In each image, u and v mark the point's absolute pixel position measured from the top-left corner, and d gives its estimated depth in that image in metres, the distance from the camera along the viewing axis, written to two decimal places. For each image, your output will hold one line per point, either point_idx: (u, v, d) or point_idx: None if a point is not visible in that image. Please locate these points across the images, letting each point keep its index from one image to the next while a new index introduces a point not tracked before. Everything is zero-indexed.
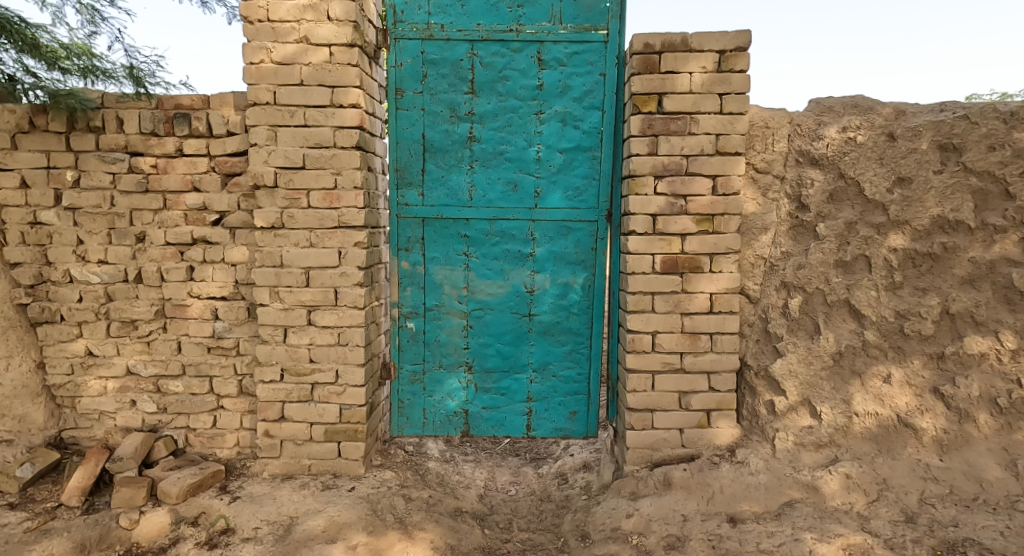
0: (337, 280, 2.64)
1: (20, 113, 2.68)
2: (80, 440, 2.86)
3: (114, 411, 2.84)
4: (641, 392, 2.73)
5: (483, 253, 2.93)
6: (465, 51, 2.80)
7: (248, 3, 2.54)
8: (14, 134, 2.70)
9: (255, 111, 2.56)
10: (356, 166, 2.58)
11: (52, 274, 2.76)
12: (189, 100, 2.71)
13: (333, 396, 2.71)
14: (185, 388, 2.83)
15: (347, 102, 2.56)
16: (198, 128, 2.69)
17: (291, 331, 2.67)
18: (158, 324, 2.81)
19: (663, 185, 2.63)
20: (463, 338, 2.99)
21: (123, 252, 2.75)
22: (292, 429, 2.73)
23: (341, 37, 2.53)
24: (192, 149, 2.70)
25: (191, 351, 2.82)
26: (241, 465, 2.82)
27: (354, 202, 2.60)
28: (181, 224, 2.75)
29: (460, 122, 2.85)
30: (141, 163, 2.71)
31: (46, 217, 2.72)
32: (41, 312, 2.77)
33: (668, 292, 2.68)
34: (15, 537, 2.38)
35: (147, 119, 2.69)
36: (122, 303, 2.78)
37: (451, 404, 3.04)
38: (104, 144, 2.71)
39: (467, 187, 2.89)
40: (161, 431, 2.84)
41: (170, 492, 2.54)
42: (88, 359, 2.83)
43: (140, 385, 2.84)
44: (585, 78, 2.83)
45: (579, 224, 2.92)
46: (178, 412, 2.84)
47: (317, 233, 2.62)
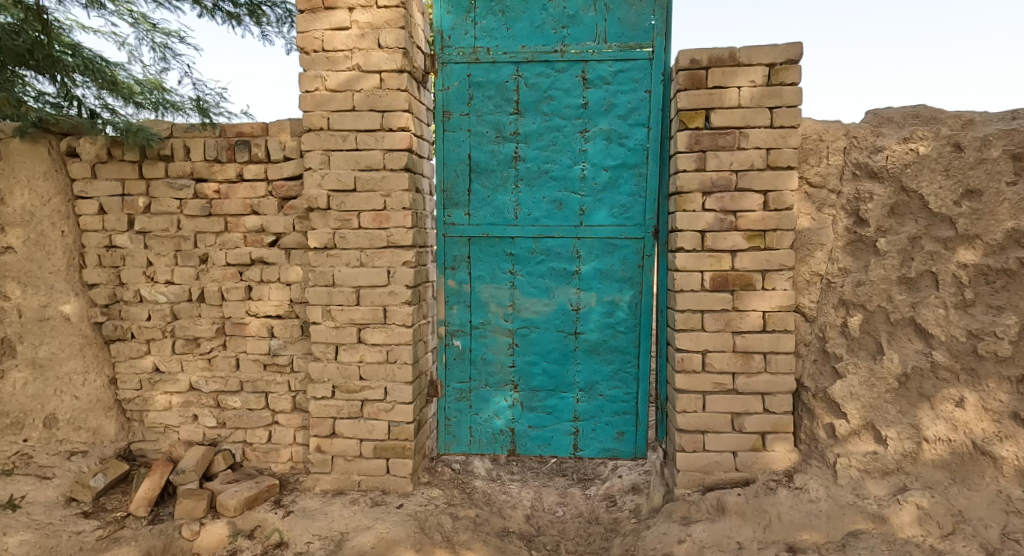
0: (386, 299, 2.70)
1: (99, 144, 2.88)
2: (147, 452, 3.01)
3: (177, 425, 2.98)
4: (692, 413, 2.66)
5: (528, 271, 2.94)
6: (510, 72, 2.85)
7: (305, 35, 2.66)
8: (94, 164, 2.91)
9: (310, 137, 2.68)
10: (404, 187, 2.65)
11: (124, 294, 2.94)
12: (250, 128, 2.86)
13: (381, 412, 2.75)
14: (242, 404, 2.94)
15: (396, 126, 2.64)
16: (257, 154, 2.83)
17: (342, 348, 2.75)
18: (219, 341, 2.94)
19: (712, 201, 2.58)
20: (509, 356, 3.00)
21: (188, 273, 2.90)
22: (343, 445, 2.78)
23: (390, 63, 2.62)
24: (252, 174, 2.84)
25: (248, 368, 2.93)
26: (294, 480, 2.90)
27: (403, 222, 2.67)
28: (241, 246, 2.88)
29: (505, 142, 2.89)
30: (206, 189, 2.87)
31: (120, 241, 2.91)
32: (114, 329, 2.94)
33: (719, 310, 2.61)
34: (88, 544, 2.51)
35: (212, 147, 2.85)
36: (185, 321, 2.93)
37: (497, 423, 3.04)
38: (173, 172, 2.88)
39: (512, 207, 2.92)
40: (220, 445, 2.96)
41: (228, 505, 2.63)
42: (155, 375, 2.98)
43: (201, 400, 2.96)
44: (631, 95, 2.83)
45: (626, 241, 2.90)
46: (236, 427, 2.95)
47: (367, 253, 2.70)
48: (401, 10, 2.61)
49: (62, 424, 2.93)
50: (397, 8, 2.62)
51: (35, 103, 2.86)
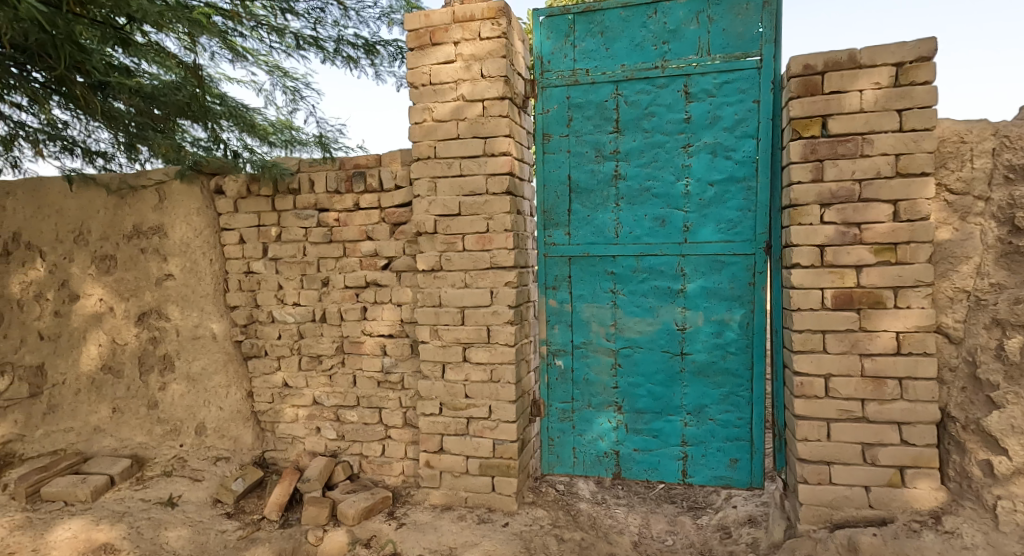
0: (489, 318, 2.77)
1: (240, 181, 3.23)
2: (278, 461, 3.27)
3: (303, 436, 3.22)
4: (815, 442, 2.45)
5: (631, 290, 2.89)
6: (610, 92, 2.85)
7: (415, 70, 2.84)
8: (236, 199, 3.26)
9: (419, 165, 2.84)
10: (506, 210, 2.72)
11: (259, 314, 3.25)
12: (365, 159, 3.09)
13: (486, 430, 2.81)
14: (359, 418, 3.13)
15: (498, 151, 2.73)
16: (372, 184, 3.04)
17: (449, 366, 2.84)
18: (338, 359, 3.16)
19: (831, 213, 2.40)
20: (612, 377, 2.95)
21: (312, 295, 3.16)
22: (450, 461, 2.87)
23: (492, 91, 2.72)
24: (367, 203, 3.06)
25: (364, 384, 3.12)
26: (406, 493, 3.02)
27: (505, 243, 2.73)
28: (357, 269, 3.10)
29: (606, 161, 2.88)
30: (327, 218, 3.12)
31: (257, 267, 3.23)
32: (251, 347, 3.26)
33: (843, 330, 2.40)
34: (231, 543, 2.77)
35: (333, 179, 3.10)
36: (310, 339, 3.18)
37: (602, 445, 2.99)
38: (300, 203, 3.17)
39: (613, 225, 2.89)
40: (340, 456, 3.17)
41: (348, 514, 2.79)
42: (284, 389, 3.25)
43: (323, 414, 3.19)
44: (737, 106, 2.72)
45: (735, 257, 2.76)
46: (353, 440, 3.14)
47: (472, 274, 2.79)
48: (502, 40, 2.71)
49: (209, 432, 3.28)
50: (499, 38, 2.72)
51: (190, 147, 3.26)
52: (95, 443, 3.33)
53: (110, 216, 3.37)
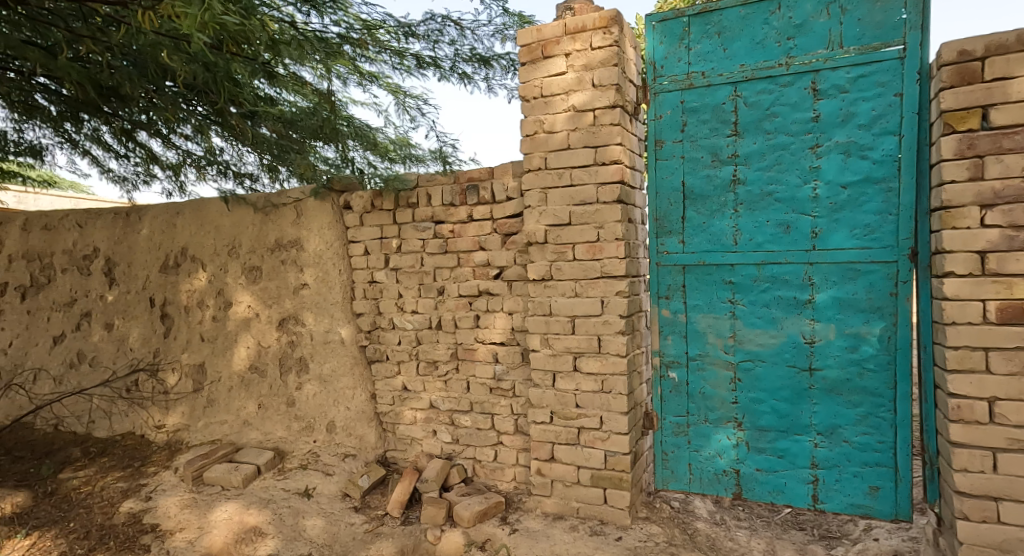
0: (600, 328, 2.75)
1: (365, 198, 3.47)
2: (398, 460, 3.45)
3: (421, 437, 3.38)
4: (976, 473, 2.17)
5: (751, 301, 2.73)
6: (727, 93, 2.73)
7: (526, 84, 2.90)
8: (361, 213, 3.51)
9: (530, 177, 2.89)
10: (617, 219, 2.69)
11: (381, 321, 3.47)
12: (478, 172, 3.20)
13: (598, 441, 2.78)
14: (472, 423, 3.22)
15: (610, 159, 2.70)
16: (485, 196, 3.13)
17: (560, 376, 2.85)
18: (453, 365, 3.28)
19: (994, 215, 2.11)
20: (731, 391, 2.80)
21: (429, 303, 3.32)
22: (562, 470, 2.87)
23: (603, 100, 2.71)
24: (480, 214, 3.16)
25: (477, 390, 3.21)
26: (518, 499, 3.06)
27: (616, 252, 2.70)
28: (470, 279, 3.21)
29: (722, 166, 2.75)
30: (443, 229, 3.27)
31: (379, 276, 3.45)
32: (375, 351, 3.48)
33: (1011, 348, 2.11)
34: (358, 535, 2.95)
35: (448, 193, 3.24)
36: (427, 346, 3.33)
37: (720, 462, 2.85)
38: (418, 216, 3.34)
39: (731, 232, 2.75)
40: (455, 459, 3.28)
41: (464, 516, 2.87)
42: (404, 392, 3.43)
43: (439, 417, 3.33)
44: (875, 101, 2.49)
45: (873, 265, 2.52)
46: (467, 444, 3.24)
47: (582, 283, 2.78)
48: (614, 48, 2.69)
49: (338, 429, 3.53)
50: (611, 47, 2.70)
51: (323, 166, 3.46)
52: (244, 435, 3.70)
53: (257, 231, 3.75)
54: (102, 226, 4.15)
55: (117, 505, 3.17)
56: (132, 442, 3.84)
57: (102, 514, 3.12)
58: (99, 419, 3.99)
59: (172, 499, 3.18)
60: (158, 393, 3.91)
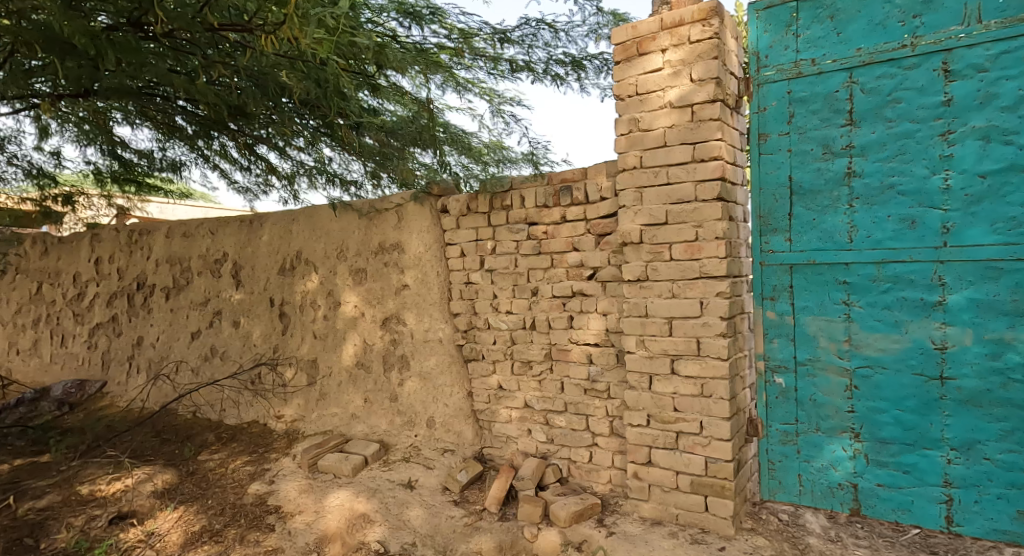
0: (699, 330, 2.66)
1: (462, 201, 3.59)
2: (494, 457, 3.52)
3: (516, 436, 3.43)
4: None
5: (870, 302, 2.54)
6: (841, 80, 2.56)
7: (621, 83, 2.87)
8: (458, 216, 3.62)
9: (625, 177, 2.86)
10: (718, 217, 2.60)
11: (477, 321, 3.56)
12: (571, 173, 3.20)
13: (698, 447, 2.70)
14: (567, 423, 3.23)
15: (709, 156, 2.61)
16: (578, 197, 3.13)
17: (656, 378, 2.80)
18: (547, 365, 3.30)
19: None
20: (846, 400, 2.61)
21: (523, 304, 3.37)
22: (659, 475, 2.81)
23: (701, 94, 2.63)
24: (573, 215, 3.16)
25: (571, 391, 3.21)
26: (614, 502, 3.03)
27: (716, 252, 2.61)
28: (564, 279, 3.22)
29: (836, 158, 2.58)
30: (536, 231, 3.30)
31: (475, 277, 3.55)
32: (471, 350, 3.58)
33: None
34: (458, 528, 3.04)
35: (542, 195, 3.27)
36: (521, 346, 3.38)
37: (835, 475, 2.67)
38: (512, 218, 3.40)
39: (846, 229, 2.57)
40: (550, 459, 3.30)
41: (560, 516, 2.88)
42: (499, 391, 3.50)
43: (534, 416, 3.37)
44: (1021, 79, 2.24)
45: (1019, 264, 2.27)
46: (562, 444, 3.26)
47: (679, 284, 2.71)
48: (714, 40, 2.60)
49: (438, 425, 3.67)
50: (711, 39, 2.61)
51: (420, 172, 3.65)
52: (353, 427, 3.93)
53: (363, 235, 3.98)
54: (229, 233, 4.58)
55: (246, 486, 3.47)
56: (257, 429, 4.20)
57: (234, 493, 3.42)
58: (229, 408, 4.40)
59: (292, 483, 3.43)
60: (278, 386, 4.24)
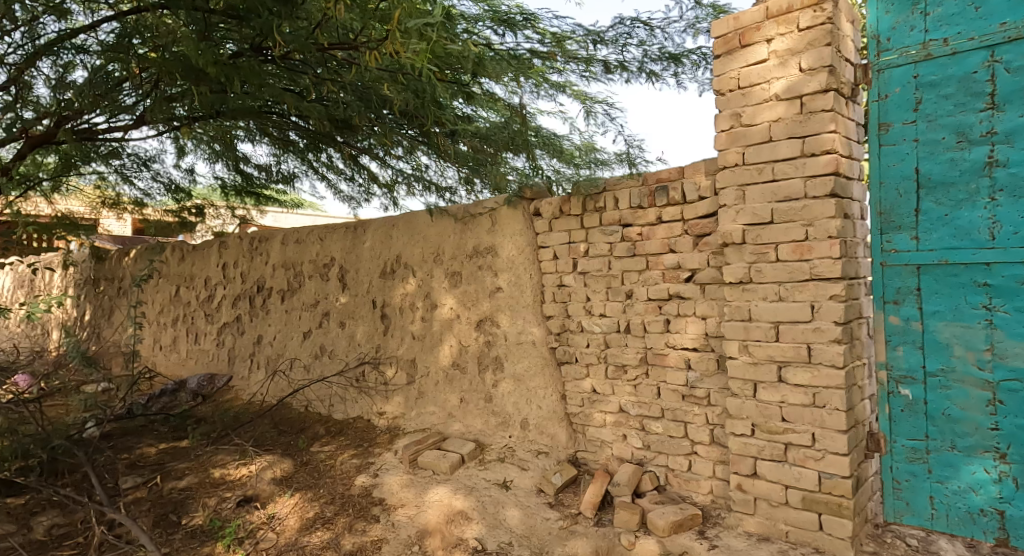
0: (810, 336, 2.50)
1: (555, 204, 3.59)
2: (588, 462, 3.48)
3: (611, 441, 3.38)
4: None
5: (1017, 306, 2.27)
6: (980, 60, 2.31)
7: (721, 77, 2.76)
8: (551, 219, 3.63)
9: (725, 174, 2.74)
10: (831, 215, 2.43)
11: (570, 324, 3.55)
12: (667, 173, 3.12)
13: (810, 460, 2.53)
14: (664, 430, 3.14)
15: (821, 149, 2.45)
16: (675, 197, 3.04)
17: (762, 386, 2.65)
18: (642, 370, 3.23)
19: None
20: (988, 415, 2.35)
21: (617, 307, 3.31)
22: (766, 488, 2.66)
23: (811, 84, 2.47)
24: (670, 216, 3.07)
25: (668, 396, 3.12)
26: (716, 514, 2.90)
27: (829, 252, 2.43)
28: (660, 282, 3.13)
29: (973, 146, 2.33)
30: (630, 232, 3.24)
31: (568, 280, 3.54)
32: (564, 353, 3.57)
33: None
34: (554, 531, 3.03)
35: (636, 195, 3.21)
36: (616, 349, 3.33)
37: (975, 499, 2.40)
38: (605, 220, 3.36)
39: (986, 225, 2.32)
40: (647, 466, 3.22)
41: (658, 524, 2.80)
42: (593, 395, 3.46)
43: (629, 422, 3.30)
44: None
45: None
46: (659, 451, 3.17)
47: (787, 287, 2.56)
48: (827, 26, 2.44)
49: (532, 427, 3.68)
50: (823, 25, 2.45)
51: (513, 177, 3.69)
52: (449, 426, 4.03)
53: (458, 239, 4.09)
54: (336, 239, 4.88)
55: (353, 478, 3.64)
56: (361, 424, 4.41)
57: (342, 483, 3.61)
58: (336, 403, 4.66)
59: (394, 477, 3.56)
60: (379, 384, 4.44)
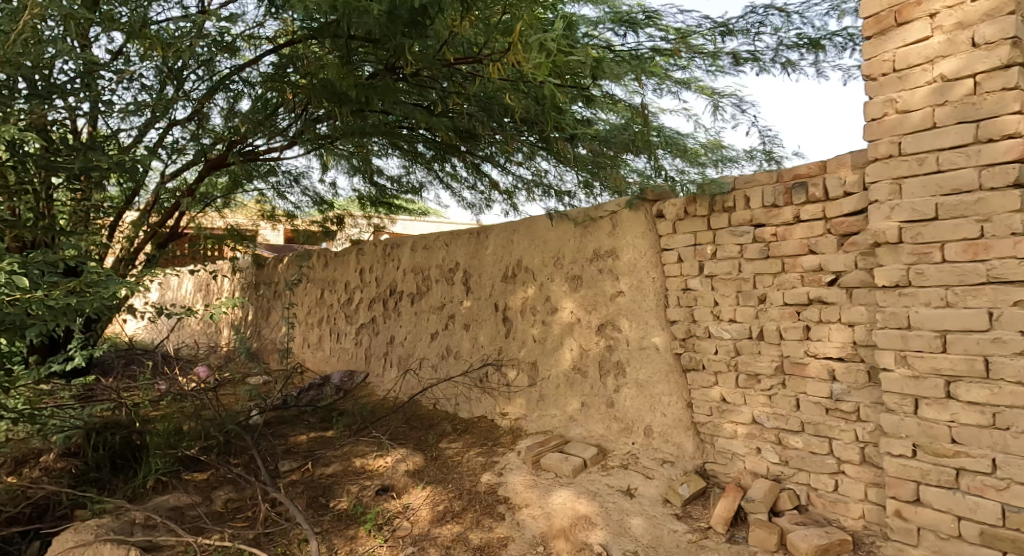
0: (987, 347, 2.19)
1: (679, 205, 3.46)
2: (718, 474, 3.30)
3: (743, 454, 3.19)
4: None
5: None
6: None
7: (873, 60, 2.51)
8: (675, 221, 3.51)
9: (878, 167, 2.49)
10: (1014, 209, 2.11)
11: (696, 329, 3.40)
12: (806, 168, 2.88)
13: (988, 489, 2.21)
14: (805, 445, 2.91)
15: (1001, 134, 2.14)
16: (815, 194, 2.81)
17: (924, 402, 2.37)
18: (778, 380, 3.02)
19: None
20: None
21: (749, 312, 3.13)
22: (931, 517, 2.37)
23: (987, 61, 2.17)
24: (809, 214, 2.85)
25: (809, 409, 2.88)
26: (869, 542, 2.63)
27: (1012, 251, 2.12)
28: (798, 286, 2.91)
29: None
30: (764, 233, 3.04)
31: (694, 284, 3.40)
32: (690, 360, 3.43)
33: None
34: (683, 544, 2.91)
35: (769, 193, 3.01)
36: (748, 357, 3.14)
37: None
38: (735, 220, 3.18)
39: None
40: (785, 483, 3.00)
41: (800, 547, 2.59)
42: (722, 405, 3.29)
43: (764, 435, 3.10)
44: None
45: None
46: (799, 468, 2.94)
47: (956, 291, 2.27)
48: None
49: (656, 435, 3.56)
50: None
51: (634, 178, 3.63)
52: (571, 429, 4.02)
53: (578, 243, 4.09)
54: (461, 245, 5.09)
55: (479, 476, 3.75)
56: (485, 424, 4.54)
57: (469, 480, 3.72)
58: (462, 402, 4.84)
59: (518, 478, 3.61)
60: (502, 385, 4.55)
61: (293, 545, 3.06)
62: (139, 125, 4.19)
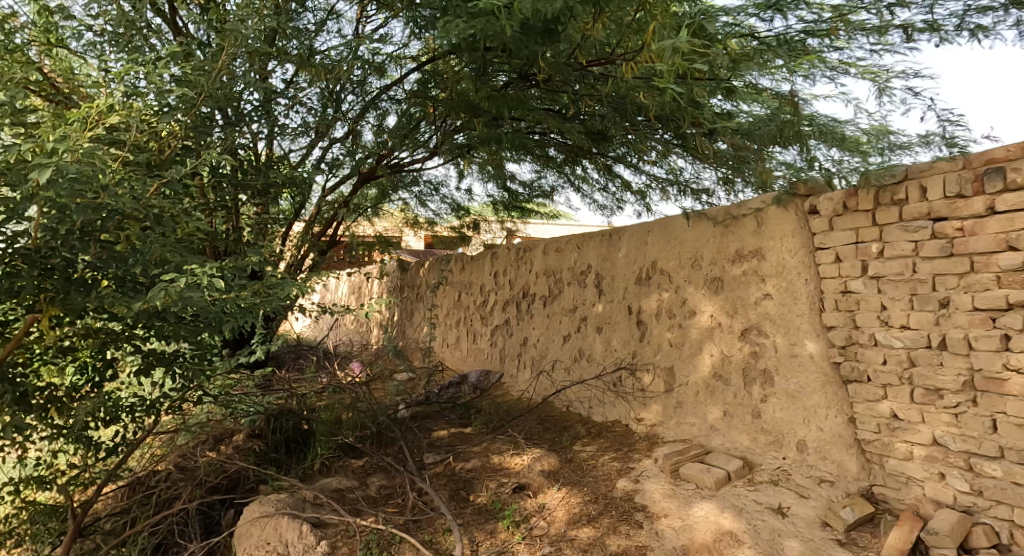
0: None
1: (836, 200, 3.16)
2: (889, 500, 2.95)
3: (922, 479, 2.83)
4: None
5: None
6: None
7: None
8: (831, 217, 3.20)
9: None
10: None
11: (859, 337, 3.07)
12: (1004, 151, 2.51)
13: None
14: (1005, 474, 2.52)
15: None
16: (1017, 180, 2.44)
17: None
18: (967, 396, 2.65)
19: None
20: None
21: (927, 317, 2.77)
22: None
23: None
24: (1007, 205, 2.46)
25: (1010, 432, 2.50)
26: None
27: None
28: (992, 288, 2.53)
29: None
30: (946, 228, 2.68)
31: (855, 286, 3.07)
32: (852, 370, 3.11)
33: None
34: None
35: (954, 182, 2.65)
36: (926, 369, 2.79)
37: None
38: (907, 214, 2.84)
39: None
40: (978, 517, 2.61)
41: None
42: (894, 422, 2.94)
43: (949, 458, 2.73)
44: None
45: None
46: (997, 500, 2.55)
47: None
48: None
49: (811, 450, 3.27)
50: None
51: (780, 172, 3.37)
52: (712, 439, 3.81)
53: (719, 243, 3.89)
54: (593, 247, 5.07)
55: (615, 481, 3.69)
56: (620, 429, 4.46)
57: (605, 486, 3.67)
58: (595, 406, 4.80)
59: (656, 486, 3.49)
60: (637, 390, 4.45)
61: (438, 534, 3.24)
62: (305, 145, 4.69)
